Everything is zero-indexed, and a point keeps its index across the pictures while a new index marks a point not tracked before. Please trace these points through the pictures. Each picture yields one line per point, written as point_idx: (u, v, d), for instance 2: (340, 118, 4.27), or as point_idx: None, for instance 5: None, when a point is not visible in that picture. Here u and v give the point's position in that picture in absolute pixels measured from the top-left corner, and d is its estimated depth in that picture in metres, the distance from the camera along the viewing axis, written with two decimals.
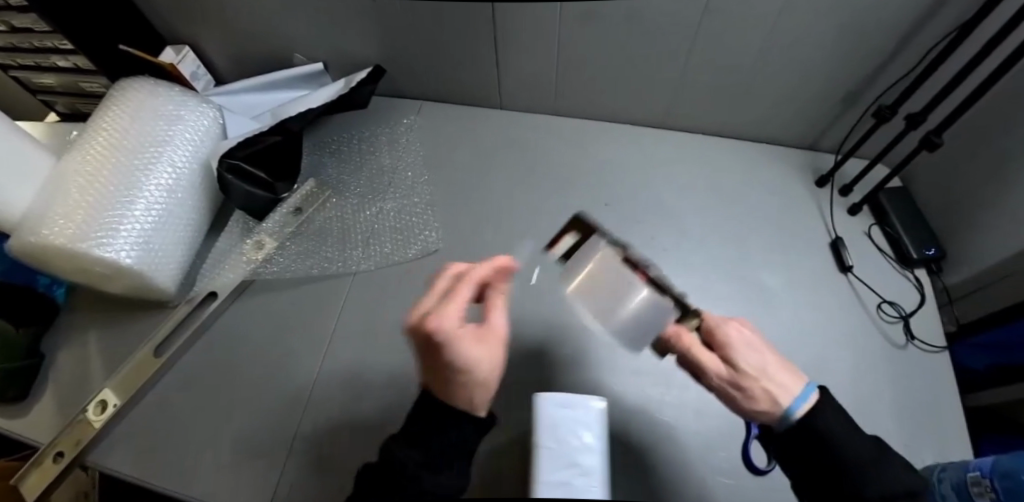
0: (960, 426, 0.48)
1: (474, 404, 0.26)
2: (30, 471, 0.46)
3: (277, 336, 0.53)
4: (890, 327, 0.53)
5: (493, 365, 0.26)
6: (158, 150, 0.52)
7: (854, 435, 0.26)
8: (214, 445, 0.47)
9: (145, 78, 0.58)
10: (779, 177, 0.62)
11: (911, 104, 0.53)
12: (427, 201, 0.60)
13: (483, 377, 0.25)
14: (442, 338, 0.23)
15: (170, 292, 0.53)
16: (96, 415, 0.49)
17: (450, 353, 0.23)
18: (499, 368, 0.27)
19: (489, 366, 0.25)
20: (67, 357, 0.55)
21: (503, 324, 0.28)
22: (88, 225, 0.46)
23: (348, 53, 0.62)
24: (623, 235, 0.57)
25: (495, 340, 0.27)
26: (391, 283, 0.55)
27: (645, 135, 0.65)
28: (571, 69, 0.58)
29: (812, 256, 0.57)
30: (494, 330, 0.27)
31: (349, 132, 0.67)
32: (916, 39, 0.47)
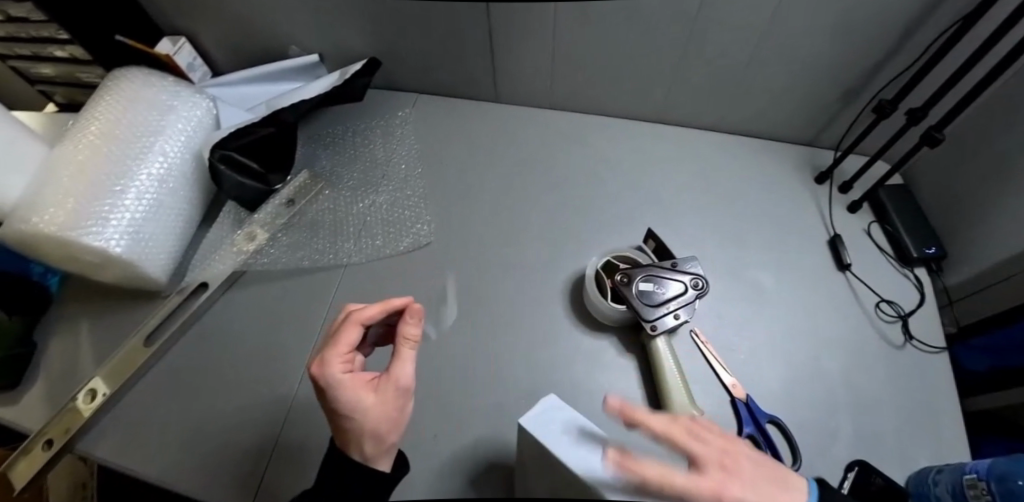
0: (958, 429, 0.47)
1: (372, 457, 0.30)
2: (20, 458, 0.46)
3: (267, 328, 0.53)
4: (888, 327, 0.52)
5: (386, 417, 0.30)
6: (150, 140, 0.52)
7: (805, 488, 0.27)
8: (201, 436, 0.47)
9: (139, 68, 0.58)
10: (777, 174, 0.61)
11: (912, 99, 0.52)
12: (420, 194, 0.60)
13: (373, 430, 0.29)
14: (326, 384, 0.29)
15: (160, 282, 0.53)
16: (87, 404, 0.49)
17: (334, 401, 0.29)
18: (397, 419, 0.30)
19: (377, 416, 0.29)
20: (59, 346, 0.55)
21: (405, 373, 0.31)
22: (77, 213, 0.46)
23: (343, 45, 0.61)
24: (617, 231, 0.56)
25: (389, 389, 0.30)
26: (382, 275, 0.54)
27: (641, 130, 0.65)
28: (566, 63, 0.58)
29: (809, 254, 0.56)
30: (392, 379, 0.31)
31: (344, 124, 0.67)
32: (918, 32, 0.46)
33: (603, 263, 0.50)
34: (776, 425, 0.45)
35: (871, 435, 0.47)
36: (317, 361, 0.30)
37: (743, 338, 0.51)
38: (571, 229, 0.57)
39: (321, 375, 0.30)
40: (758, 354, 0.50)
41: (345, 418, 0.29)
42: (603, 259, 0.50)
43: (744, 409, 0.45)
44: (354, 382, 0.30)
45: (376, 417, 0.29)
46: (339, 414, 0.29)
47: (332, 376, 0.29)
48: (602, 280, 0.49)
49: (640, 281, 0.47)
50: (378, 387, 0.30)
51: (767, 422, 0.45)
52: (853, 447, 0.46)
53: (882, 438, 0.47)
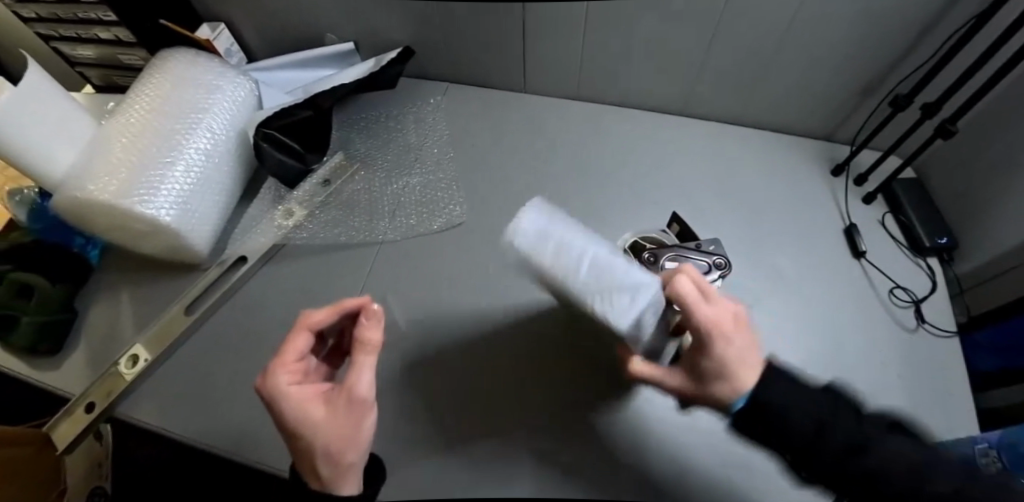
0: (969, 408, 0.49)
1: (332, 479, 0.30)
2: (63, 420, 0.49)
3: (305, 300, 0.55)
4: (902, 311, 0.54)
5: (333, 439, 0.29)
6: (197, 117, 0.54)
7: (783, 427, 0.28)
8: (244, 400, 0.49)
9: (187, 50, 0.60)
10: (794, 166, 0.64)
11: (927, 95, 0.55)
12: (451, 176, 0.62)
13: (326, 453, 0.29)
14: (268, 400, 0.30)
15: (203, 253, 0.55)
16: (127, 369, 0.51)
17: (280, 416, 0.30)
18: (348, 439, 0.29)
19: (322, 438, 0.29)
20: (100, 315, 0.56)
21: (359, 385, 0.29)
22: (131, 182, 0.48)
23: (379, 33, 0.64)
24: (641, 215, 0.59)
25: (332, 410, 0.29)
26: (416, 252, 0.56)
27: (664, 122, 0.67)
28: (595, 54, 0.60)
29: (826, 241, 0.58)
30: (343, 391, 0.29)
31: (376, 110, 0.69)
32: (934, 30, 0.48)
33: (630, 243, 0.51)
34: None
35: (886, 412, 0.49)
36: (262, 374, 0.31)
37: (763, 317, 0.53)
38: (597, 212, 0.59)
39: (265, 392, 0.30)
40: (777, 333, 0.52)
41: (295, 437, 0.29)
42: (630, 240, 0.51)
43: None
44: (307, 393, 0.30)
45: (331, 431, 0.29)
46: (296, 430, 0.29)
47: (279, 388, 0.30)
48: (628, 259, 0.50)
49: (666, 260, 0.48)
50: (333, 400, 0.30)
51: None
52: None
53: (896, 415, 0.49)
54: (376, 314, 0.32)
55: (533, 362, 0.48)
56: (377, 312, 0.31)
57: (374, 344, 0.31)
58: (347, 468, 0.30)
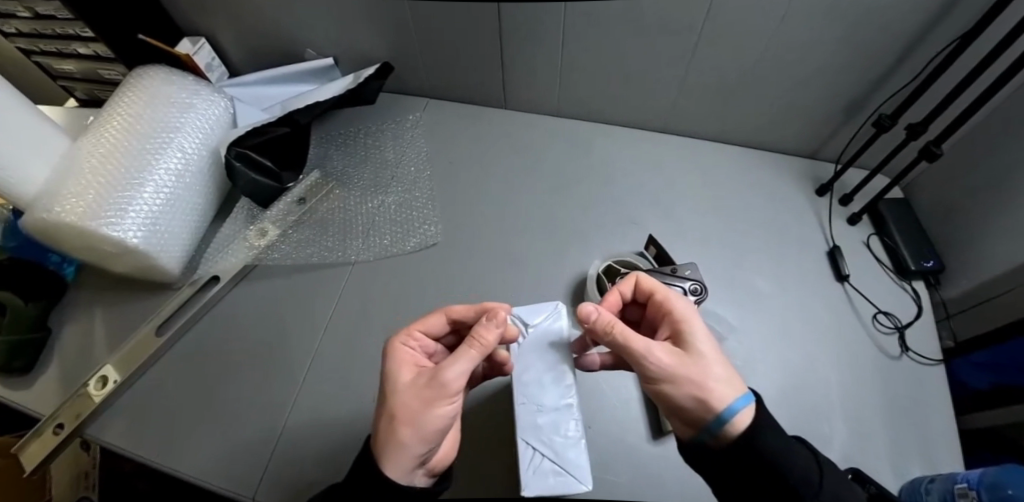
0: (952, 438, 0.48)
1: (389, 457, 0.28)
2: (31, 441, 0.48)
3: (275, 322, 0.54)
4: (885, 338, 0.53)
5: (410, 403, 0.28)
6: (168, 136, 0.54)
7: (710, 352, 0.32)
8: (209, 425, 0.48)
9: (159, 67, 0.60)
10: (779, 185, 0.62)
11: (912, 114, 0.53)
12: (428, 195, 0.61)
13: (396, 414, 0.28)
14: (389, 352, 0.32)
15: (173, 273, 0.55)
16: (97, 390, 0.50)
17: (387, 366, 0.31)
18: (415, 413, 0.27)
19: (399, 399, 0.28)
20: (72, 334, 0.56)
21: (448, 366, 0.28)
22: (98, 204, 0.48)
23: (358, 49, 0.63)
24: (619, 236, 0.57)
25: (429, 380, 0.28)
26: (390, 273, 0.56)
27: (646, 139, 0.66)
28: (574, 71, 0.59)
29: (809, 264, 0.57)
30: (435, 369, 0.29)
31: (356, 126, 0.68)
32: (918, 48, 0.47)
33: (606, 267, 0.52)
34: None
35: (866, 443, 0.47)
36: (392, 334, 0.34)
37: (741, 343, 0.52)
38: (574, 233, 0.58)
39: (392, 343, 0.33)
40: (756, 360, 0.51)
41: (382, 391, 0.30)
42: (605, 264, 0.52)
43: None
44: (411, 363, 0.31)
45: (410, 402, 0.28)
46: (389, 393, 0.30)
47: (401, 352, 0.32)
48: (603, 285, 0.50)
49: None
50: (424, 378, 0.29)
51: None
52: (847, 454, 0.46)
53: (875, 446, 0.47)
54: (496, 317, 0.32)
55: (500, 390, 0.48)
56: (495, 317, 0.31)
57: (485, 343, 0.30)
58: (404, 440, 0.27)
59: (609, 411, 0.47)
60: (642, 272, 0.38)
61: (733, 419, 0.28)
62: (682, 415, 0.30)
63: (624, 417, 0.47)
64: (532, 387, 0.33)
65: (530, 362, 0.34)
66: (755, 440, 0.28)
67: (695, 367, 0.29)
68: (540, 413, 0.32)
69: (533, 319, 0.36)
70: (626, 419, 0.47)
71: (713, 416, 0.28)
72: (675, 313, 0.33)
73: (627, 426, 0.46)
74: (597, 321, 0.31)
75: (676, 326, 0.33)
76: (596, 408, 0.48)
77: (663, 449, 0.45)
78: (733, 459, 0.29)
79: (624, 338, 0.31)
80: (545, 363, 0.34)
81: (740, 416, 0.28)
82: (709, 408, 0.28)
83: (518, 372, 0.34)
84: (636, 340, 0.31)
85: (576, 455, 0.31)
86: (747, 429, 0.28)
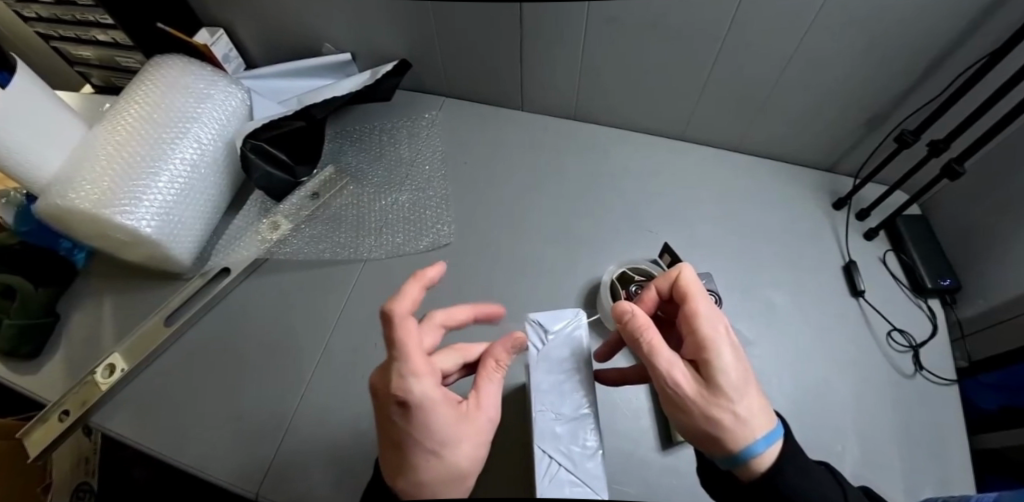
0: (965, 459, 0.47)
1: None
2: (37, 426, 0.48)
3: (284, 316, 0.54)
4: (899, 356, 0.52)
5: (474, 453, 0.30)
6: (185, 126, 0.54)
7: (745, 384, 0.28)
8: (216, 417, 0.48)
9: (178, 56, 0.60)
10: (795, 197, 0.62)
11: (934, 132, 0.53)
12: (441, 195, 0.61)
13: (462, 468, 0.29)
14: (422, 406, 0.27)
15: (184, 263, 0.55)
16: (104, 378, 0.50)
17: (427, 423, 0.27)
18: (478, 458, 0.30)
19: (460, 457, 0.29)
20: (81, 320, 0.56)
21: (490, 402, 0.32)
22: (113, 192, 0.48)
23: (376, 45, 0.63)
24: (633, 243, 0.57)
25: (481, 423, 0.31)
26: (400, 271, 0.55)
27: (662, 146, 0.66)
28: (592, 76, 0.59)
29: (823, 278, 0.56)
30: (480, 409, 0.31)
31: (371, 122, 0.68)
32: (946, 64, 0.46)
33: (620, 272, 0.51)
34: None
35: (876, 462, 0.47)
36: (398, 374, 0.27)
37: (754, 356, 0.51)
38: (588, 238, 0.57)
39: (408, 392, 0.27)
40: (768, 373, 0.50)
41: (433, 453, 0.28)
42: (619, 269, 0.51)
43: None
44: (444, 400, 0.29)
45: (470, 453, 0.30)
46: (431, 444, 0.28)
47: (428, 390, 0.27)
48: (617, 291, 0.49)
49: None
50: (469, 419, 0.30)
51: None
52: (858, 472, 0.46)
53: (887, 464, 0.47)
54: (518, 343, 0.34)
55: (511, 394, 0.47)
56: (514, 339, 0.34)
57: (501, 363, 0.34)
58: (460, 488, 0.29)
59: (619, 419, 0.47)
60: (685, 266, 0.33)
61: (753, 458, 0.27)
62: (696, 438, 0.30)
63: (634, 426, 0.46)
64: (550, 395, 0.32)
65: (550, 369, 0.34)
66: (777, 480, 0.27)
67: (718, 399, 0.27)
68: (557, 421, 0.32)
69: (550, 325, 0.35)
70: (636, 428, 0.46)
71: (730, 453, 0.27)
72: (702, 330, 0.29)
73: (637, 436, 0.46)
74: (629, 322, 0.31)
75: (702, 351, 0.29)
76: (605, 415, 0.47)
77: (674, 462, 0.44)
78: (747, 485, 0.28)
79: (650, 346, 0.30)
80: (562, 371, 0.34)
81: (762, 455, 0.27)
82: (725, 444, 0.27)
83: (537, 380, 0.33)
84: (662, 355, 0.29)
85: (594, 466, 0.30)
86: (767, 468, 0.27)
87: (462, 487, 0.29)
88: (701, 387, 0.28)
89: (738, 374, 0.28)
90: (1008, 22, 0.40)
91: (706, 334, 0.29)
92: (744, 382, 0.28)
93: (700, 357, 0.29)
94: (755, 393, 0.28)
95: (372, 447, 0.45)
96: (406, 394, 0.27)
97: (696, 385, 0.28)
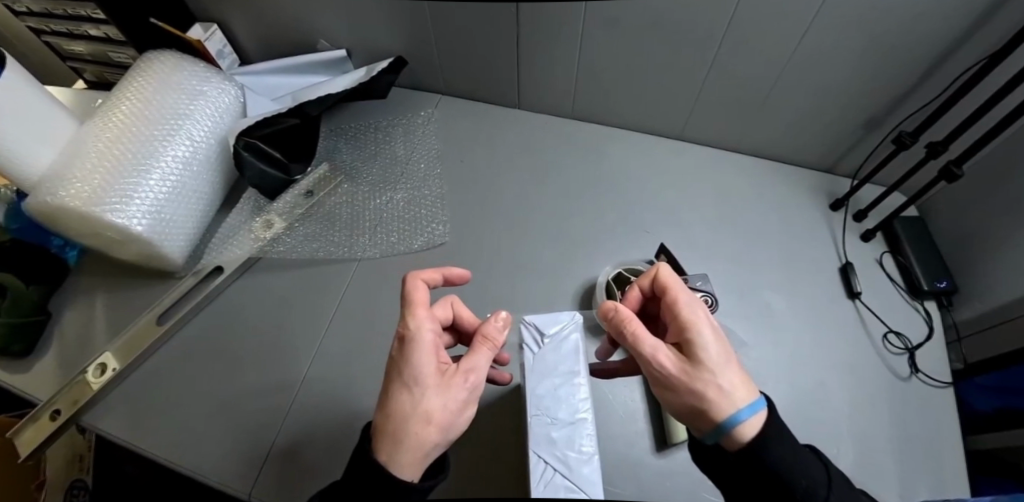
0: (960, 462, 0.47)
1: (403, 461, 0.26)
2: (28, 426, 0.47)
3: (278, 315, 0.53)
4: (895, 358, 0.52)
5: (445, 407, 0.28)
6: (177, 123, 0.53)
7: (724, 360, 0.28)
8: (207, 417, 0.47)
9: (171, 52, 0.59)
10: (793, 198, 0.62)
11: (933, 133, 0.52)
12: (437, 193, 0.60)
13: (429, 417, 0.27)
14: (407, 337, 0.30)
15: (177, 261, 0.54)
16: (96, 378, 0.50)
17: (407, 357, 0.29)
18: (448, 417, 0.28)
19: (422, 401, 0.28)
20: (73, 318, 0.56)
21: (474, 368, 0.31)
22: (103, 190, 0.47)
23: (372, 42, 0.62)
24: (630, 243, 0.57)
25: (458, 384, 0.29)
26: (395, 271, 0.55)
27: (660, 146, 0.65)
28: (590, 74, 0.58)
29: (820, 280, 0.56)
30: (461, 370, 0.30)
31: (367, 120, 0.67)
32: (946, 65, 0.46)
33: (616, 273, 0.51)
34: None
35: (872, 465, 0.47)
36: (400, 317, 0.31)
37: (750, 358, 0.51)
38: (585, 238, 0.57)
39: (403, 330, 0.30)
40: (764, 375, 0.50)
41: (403, 388, 0.28)
42: (616, 270, 0.51)
43: None
44: (430, 346, 0.30)
45: (438, 404, 0.28)
46: (404, 381, 0.28)
47: (417, 329, 0.30)
48: (613, 291, 0.49)
49: None
50: (447, 374, 0.30)
51: None
52: (854, 475, 0.46)
53: (882, 467, 0.47)
54: (502, 321, 0.33)
55: (505, 395, 0.47)
56: (502, 316, 0.33)
57: (496, 342, 0.33)
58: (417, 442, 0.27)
59: (615, 421, 0.47)
60: (662, 263, 0.35)
61: (736, 429, 0.27)
62: (685, 419, 0.30)
63: (629, 428, 0.46)
64: (548, 400, 0.33)
65: (549, 373, 0.34)
66: (761, 454, 0.27)
67: (700, 373, 0.28)
68: (553, 426, 0.32)
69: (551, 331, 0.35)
70: (631, 430, 0.46)
71: (714, 424, 0.27)
72: (682, 314, 0.30)
73: (633, 438, 0.45)
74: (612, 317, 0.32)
75: (683, 332, 0.30)
76: (599, 417, 0.47)
77: (669, 465, 0.44)
78: (738, 466, 0.28)
79: (635, 336, 0.31)
80: (561, 375, 0.34)
81: (746, 424, 0.27)
82: (707, 416, 0.27)
83: (533, 384, 0.34)
84: (645, 339, 0.30)
85: (590, 471, 0.30)
86: (752, 438, 0.27)
87: (424, 439, 0.27)
88: (685, 365, 0.29)
89: (717, 350, 0.29)
90: (1008, 24, 0.40)
91: (685, 316, 0.30)
92: (723, 356, 0.29)
93: (682, 339, 0.30)
94: (736, 369, 0.28)
95: None
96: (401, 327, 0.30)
97: (679, 363, 0.29)
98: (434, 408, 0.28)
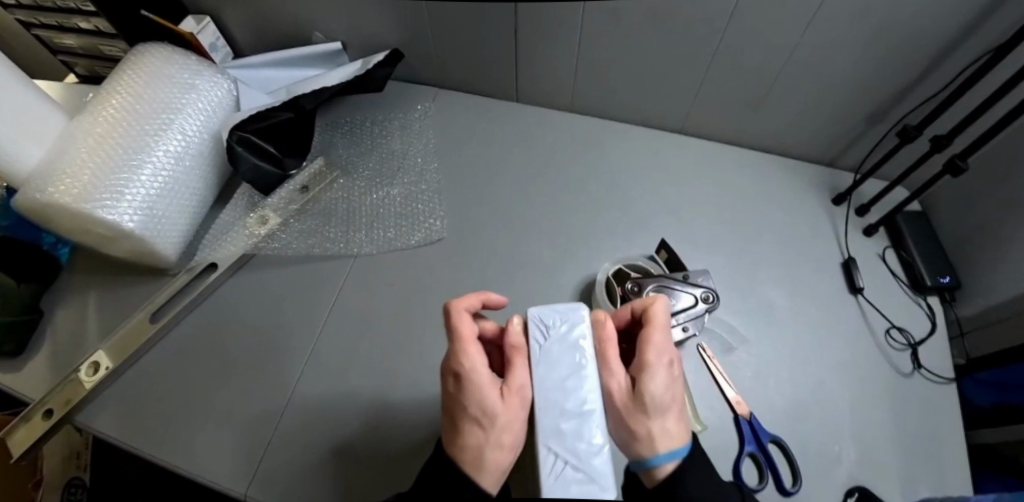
0: (963, 459, 0.47)
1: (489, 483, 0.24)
2: (20, 426, 0.47)
3: (273, 313, 0.53)
4: (897, 354, 0.52)
5: (511, 428, 0.25)
6: (169, 117, 0.52)
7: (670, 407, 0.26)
8: (202, 416, 0.47)
9: (162, 45, 0.58)
10: (795, 193, 0.61)
11: (938, 126, 0.52)
12: (434, 188, 0.59)
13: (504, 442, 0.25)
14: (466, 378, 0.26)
15: (170, 257, 0.53)
16: (88, 376, 0.49)
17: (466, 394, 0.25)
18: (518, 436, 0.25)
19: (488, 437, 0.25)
20: (66, 316, 0.55)
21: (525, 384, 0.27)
22: (94, 186, 0.46)
23: (367, 34, 0.61)
24: (630, 239, 0.56)
25: (516, 405, 0.27)
26: (391, 267, 0.54)
27: (660, 139, 0.64)
28: (588, 68, 0.57)
29: (822, 275, 0.56)
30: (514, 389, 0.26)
31: (362, 114, 0.66)
32: (952, 56, 0.45)
33: (616, 269, 0.50)
34: (778, 444, 0.45)
35: (873, 462, 0.46)
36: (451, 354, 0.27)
37: (750, 354, 0.50)
38: (584, 234, 0.56)
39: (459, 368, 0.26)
40: (765, 372, 0.49)
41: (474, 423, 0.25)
42: (615, 266, 0.50)
43: (748, 429, 0.45)
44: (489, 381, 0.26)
45: (506, 428, 0.25)
46: (471, 415, 0.25)
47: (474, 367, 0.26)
48: (612, 287, 0.48)
49: (650, 290, 0.47)
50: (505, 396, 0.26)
51: (770, 441, 0.45)
52: (854, 472, 0.45)
53: (884, 464, 0.46)
54: (521, 326, 0.29)
55: None
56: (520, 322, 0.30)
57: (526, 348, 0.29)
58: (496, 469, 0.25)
59: None
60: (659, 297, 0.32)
61: (653, 467, 0.26)
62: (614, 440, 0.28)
63: None
64: (554, 391, 0.26)
65: (556, 360, 0.27)
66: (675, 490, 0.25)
67: (640, 412, 0.26)
68: (562, 418, 0.25)
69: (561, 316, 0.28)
70: None
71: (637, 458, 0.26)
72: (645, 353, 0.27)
73: None
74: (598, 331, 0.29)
75: (641, 367, 0.27)
76: None
77: None
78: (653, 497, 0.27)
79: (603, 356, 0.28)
80: (570, 365, 0.27)
81: (661, 468, 0.26)
82: (630, 447, 0.26)
83: (539, 376, 0.26)
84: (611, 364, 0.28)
85: (603, 463, 0.24)
86: (667, 478, 0.26)
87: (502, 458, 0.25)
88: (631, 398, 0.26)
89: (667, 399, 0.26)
90: (1015, 16, 0.39)
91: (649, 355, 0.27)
92: (668, 405, 0.26)
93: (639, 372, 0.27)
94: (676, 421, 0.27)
95: (362, 448, 0.44)
96: (451, 365, 0.27)
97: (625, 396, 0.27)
98: (507, 434, 0.25)
